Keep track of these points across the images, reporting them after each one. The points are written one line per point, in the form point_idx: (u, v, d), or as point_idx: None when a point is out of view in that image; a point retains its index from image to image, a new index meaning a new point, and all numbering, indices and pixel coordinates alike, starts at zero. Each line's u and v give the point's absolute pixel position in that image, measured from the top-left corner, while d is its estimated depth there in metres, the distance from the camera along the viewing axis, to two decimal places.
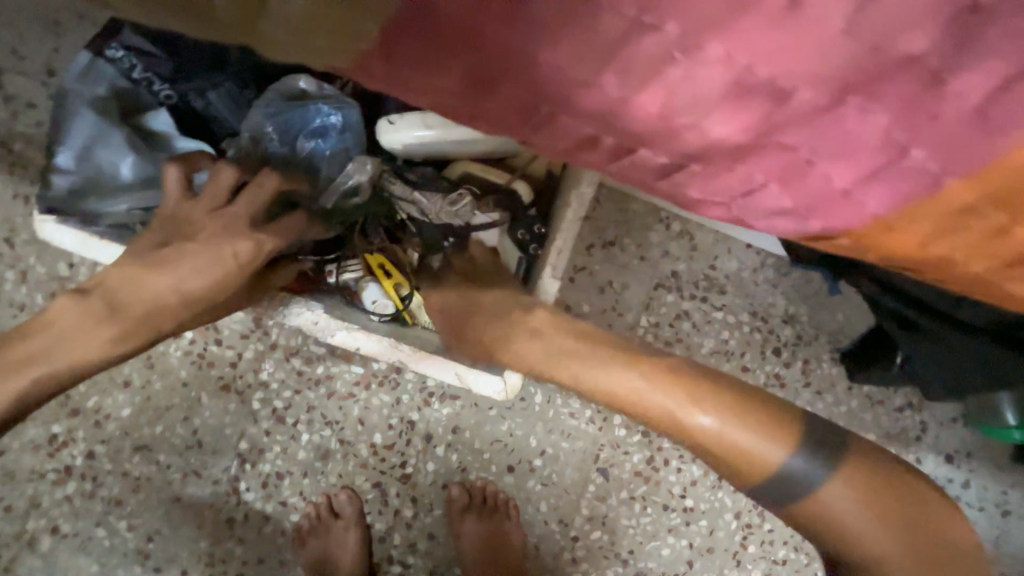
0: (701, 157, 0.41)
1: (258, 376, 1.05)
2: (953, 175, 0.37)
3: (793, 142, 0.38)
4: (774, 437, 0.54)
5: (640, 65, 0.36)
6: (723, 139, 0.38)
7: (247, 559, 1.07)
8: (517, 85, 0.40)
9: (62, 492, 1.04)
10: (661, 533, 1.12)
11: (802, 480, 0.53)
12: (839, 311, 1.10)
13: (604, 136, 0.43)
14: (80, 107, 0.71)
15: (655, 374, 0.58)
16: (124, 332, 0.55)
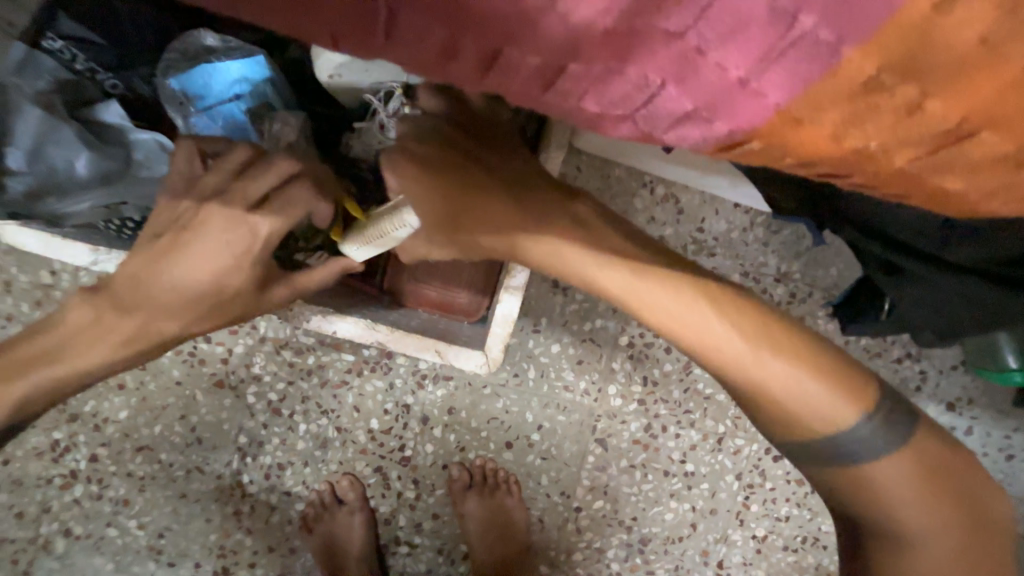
0: (573, 55, 0.29)
1: (250, 370, 1.05)
2: (852, 43, 0.27)
3: (673, 18, 0.27)
4: (850, 401, 0.50)
5: None
6: (588, 25, 0.27)
7: (257, 549, 1.09)
8: None
9: (70, 495, 1.05)
10: (663, 499, 1.13)
11: (860, 449, 0.51)
12: (833, 266, 1.08)
13: (460, 37, 0.30)
14: (22, 102, 0.67)
15: (743, 324, 0.50)
16: (126, 344, 0.58)
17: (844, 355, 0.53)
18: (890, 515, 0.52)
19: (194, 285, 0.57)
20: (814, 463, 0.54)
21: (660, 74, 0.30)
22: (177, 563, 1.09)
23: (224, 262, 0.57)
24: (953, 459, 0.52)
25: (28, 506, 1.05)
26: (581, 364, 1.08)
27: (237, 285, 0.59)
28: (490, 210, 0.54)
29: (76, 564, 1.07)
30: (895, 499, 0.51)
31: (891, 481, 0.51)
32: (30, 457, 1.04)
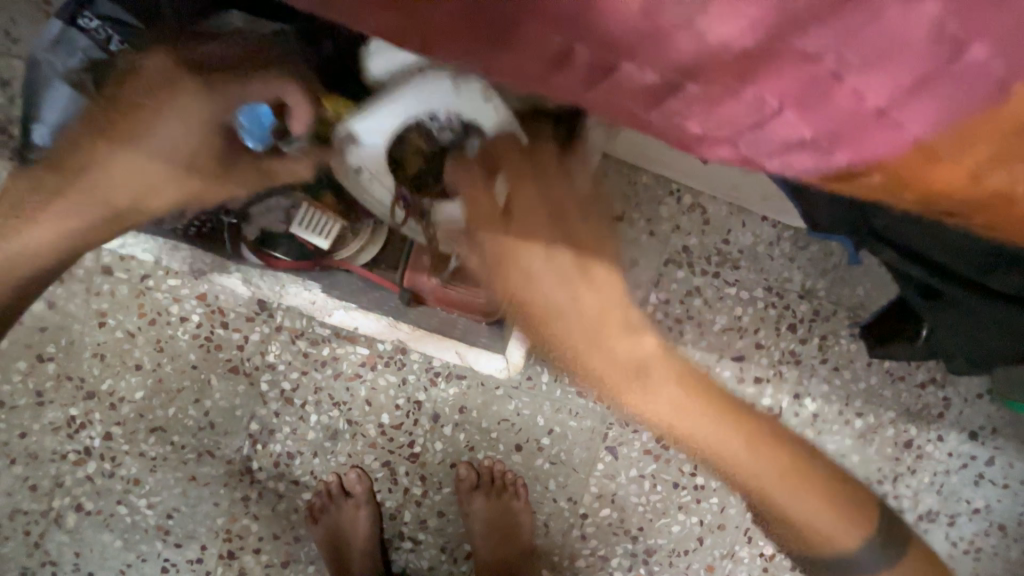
0: (698, 73, 0.31)
1: (265, 358, 1.05)
2: (1015, 77, 0.28)
3: (814, 45, 0.28)
4: (860, 526, 0.52)
5: None
6: (725, 45, 0.29)
7: (263, 535, 1.10)
8: None
9: (83, 471, 1.07)
10: (671, 511, 1.12)
11: (870, 572, 0.52)
12: (860, 285, 1.05)
13: (580, 46, 0.32)
14: (55, 80, 0.64)
15: (771, 467, 0.52)
16: (102, 222, 0.64)
17: (831, 461, 0.57)
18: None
19: (158, 168, 0.62)
20: (822, 574, 0.56)
21: (785, 95, 0.31)
22: (183, 544, 1.09)
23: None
24: (926, 557, 0.58)
25: (42, 479, 1.06)
26: None
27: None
28: (528, 269, 0.59)
29: (85, 539, 1.08)
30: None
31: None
32: (46, 431, 1.06)
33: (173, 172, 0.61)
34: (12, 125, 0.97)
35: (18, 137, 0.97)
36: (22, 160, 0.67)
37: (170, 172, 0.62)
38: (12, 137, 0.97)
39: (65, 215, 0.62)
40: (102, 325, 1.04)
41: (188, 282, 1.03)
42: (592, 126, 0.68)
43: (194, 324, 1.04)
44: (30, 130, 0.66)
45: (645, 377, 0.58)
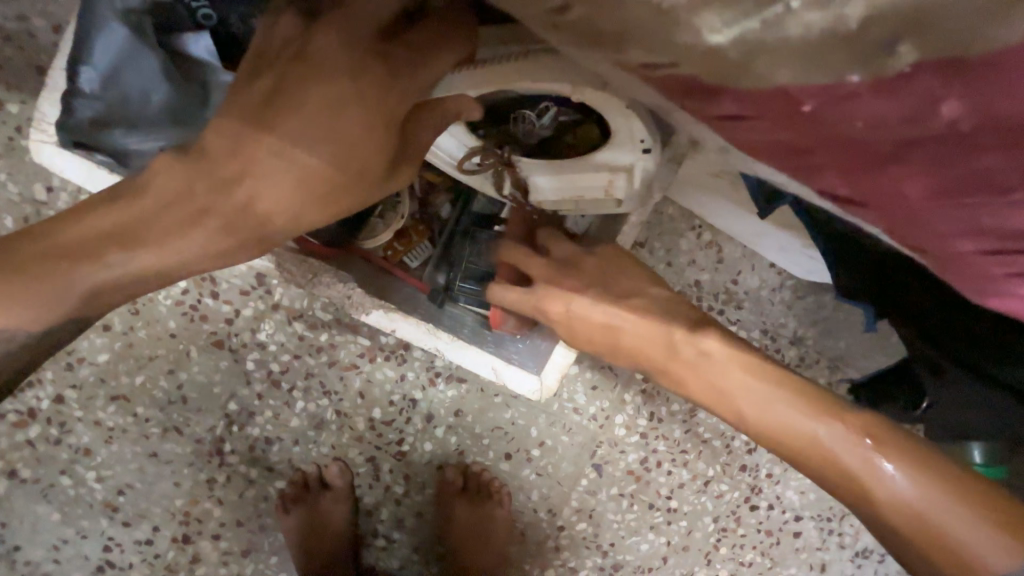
0: (853, 185, 0.34)
1: (255, 336, 0.98)
2: None
3: (951, 191, 0.31)
4: (828, 420, 0.52)
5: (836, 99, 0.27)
6: (888, 175, 0.32)
7: (225, 521, 1.03)
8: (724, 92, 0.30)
9: (23, 435, 0.95)
10: (643, 530, 1.16)
11: (793, 427, 0.54)
12: (842, 339, 1.12)
13: (783, 151, 0.34)
14: (110, 17, 0.57)
15: (728, 374, 0.57)
16: (221, 236, 0.44)
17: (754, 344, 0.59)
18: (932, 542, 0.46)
19: (293, 180, 0.41)
20: (855, 506, 0.51)
21: (999, 267, 0.36)
22: (132, 524, 1.01)
23: (321, 139, 0.40)
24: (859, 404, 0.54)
25: None
26: (594, 389, 1.09)
27: (336, 158, 0.41)
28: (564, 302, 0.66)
29: (16, 508, 0.97)
30: (893, 503, 0.48)
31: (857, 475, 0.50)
32: None
33: (279, 205, 0.43)
34: None
35: None
36: (63, 101, 0.62)
37: (269, 216, 0.43)
38: None
39: (210, 220, 0.43)
40: None
41: None
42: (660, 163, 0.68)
43: (179, 290, 0.95)
44: (73, 72, 0.60)
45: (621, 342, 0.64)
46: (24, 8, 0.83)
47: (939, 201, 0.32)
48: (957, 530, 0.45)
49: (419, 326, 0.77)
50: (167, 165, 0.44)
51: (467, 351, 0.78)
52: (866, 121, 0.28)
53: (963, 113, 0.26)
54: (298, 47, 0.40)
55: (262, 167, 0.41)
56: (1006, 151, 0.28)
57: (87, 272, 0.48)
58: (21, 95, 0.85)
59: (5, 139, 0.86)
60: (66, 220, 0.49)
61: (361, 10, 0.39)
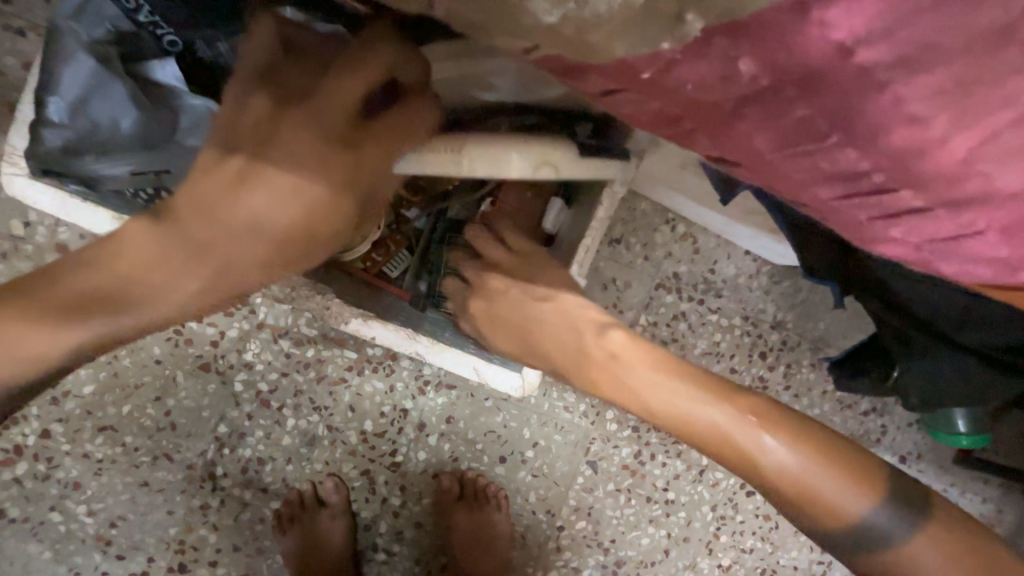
0: (756, 165, 0.36)
1: (241, 356, 0.98)
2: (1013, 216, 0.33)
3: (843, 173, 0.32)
4: (795, 444, 0.54)
5: (708, 94, 0.29)
6: (781, 158, 0.33)
7: (221, 547, 1.02)
8: (634, 92, 0.31)
9: (10, 473, 0.94)
10: (642, 524, 1.16)
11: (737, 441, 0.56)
12: (821, 320, 1.14)
13: (692, 135, 0.35)
14: (77, 48, 0.60)
15: (687, 406, 0.58)
16: (199, 297, 0.47)
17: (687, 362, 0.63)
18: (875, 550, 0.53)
19: (266, 249, 0.44)
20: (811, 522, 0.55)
21: (869, 213, 0.36)
22: (126, 556, 0.99)
23: (289, 216, 0.43)
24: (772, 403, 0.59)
25: None
26: None
27: (304, 232, 0.44)
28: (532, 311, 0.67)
29: (5, 549, 0.96)
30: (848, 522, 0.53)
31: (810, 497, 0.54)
32: None
33: (258, 266, 0.46)
34: None
35: None
36: (29, 134, 0.61)
37: (251, 274, 0.46)
38: None
39: (191, 285, 0.45)
40: None
41: None
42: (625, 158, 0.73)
43: None
44: (40, 103, 0.61)
45: (589, 366, 0.64)
46: None
47: (789, 154, 0.32)
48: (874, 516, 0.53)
49: (398, 333, 0.79)
50: (143, 231, 0.45)
51: (449, 354, 0.80)
52: (694, 84, 0.28)
53: (760, 70, 0.26)
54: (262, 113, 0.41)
55: (235, 230, 0.43)
56: (809, 100, 0.27)
57: (60, 343, 0.46)
58: None
59: None
60: (32, 289, 0.47)
61: (328, 100, 0.40)
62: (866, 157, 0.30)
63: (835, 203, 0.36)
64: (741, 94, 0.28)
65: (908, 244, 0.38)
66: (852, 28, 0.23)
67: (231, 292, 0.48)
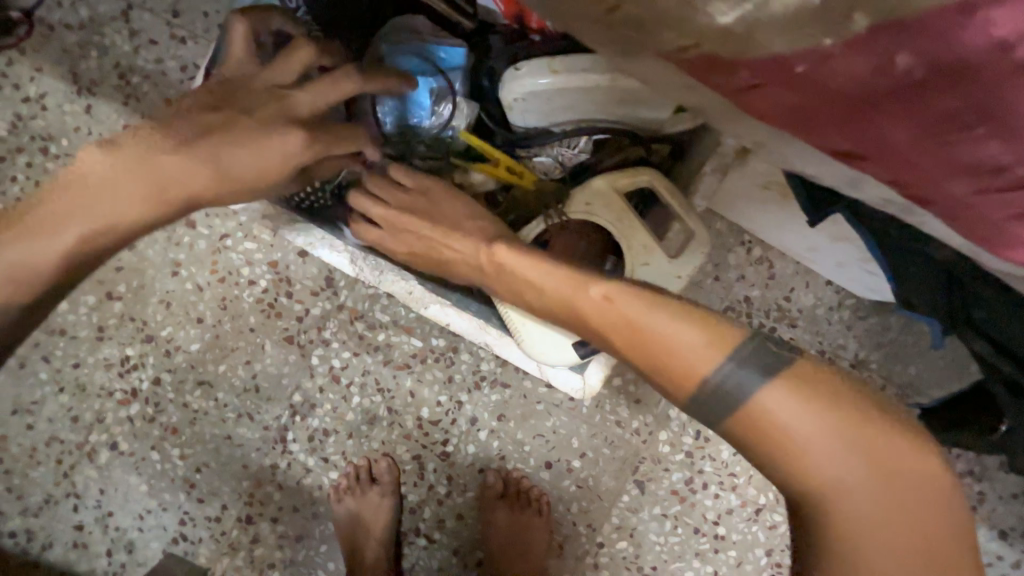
0: (884, 166, 0.41)
1: (320, 333, 1.08)
2: None
3: (965, 177, 0.38)
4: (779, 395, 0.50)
5: (854, 93, 0.35)
6: (908, 157, 0.38)
7: (283, 505, 1.11)
8: (786, 88, 0.37)
9: (125, 411, 1.10)
10: (687, 556, 1.11)
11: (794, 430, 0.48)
12: (912, 365, 1.04)
13: (824, 134, 0.40)
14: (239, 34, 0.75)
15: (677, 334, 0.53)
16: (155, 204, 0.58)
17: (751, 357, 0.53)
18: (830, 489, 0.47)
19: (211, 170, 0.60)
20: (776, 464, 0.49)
21: (1002, 213, 0.39)
22: (205, 500, 1.11)
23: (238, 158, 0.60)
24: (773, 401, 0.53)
25: (85, 412, 1.10)
26: (638, 403, 1.08)
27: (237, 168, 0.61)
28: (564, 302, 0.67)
29: (113, 477, 1.11)
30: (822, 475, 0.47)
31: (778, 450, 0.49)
32: (99, 366, 1.09)
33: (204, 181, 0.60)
34: (131, 72, 1.02)
35: (134, 84, 1.02)
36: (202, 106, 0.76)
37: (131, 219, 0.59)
38: (129, 84, 1.02)
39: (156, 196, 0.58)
40: (174, 275, 1.07)
41: (263, 248, 1.05)
42: (705, 172, 0.72)
43: (260, 289, 1.07)
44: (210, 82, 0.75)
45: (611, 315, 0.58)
46: (162, 53, 1.01)
47: (927, 144, 0.37)
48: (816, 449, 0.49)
49: (471, 322, 0.82)
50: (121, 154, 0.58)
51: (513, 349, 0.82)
52: (842, 76, 0.34)
53: (913, 63, 0.32)
54: (252, 104, 0.61)
55: (109, 175, 0.57)
56: (958, 95, 0.33)
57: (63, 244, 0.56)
58: None
59: None
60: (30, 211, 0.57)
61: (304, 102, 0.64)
62: (1003, 148, 0.35)
63: (969, 200, 0.39)
64: (886, 85, 0.34)
65: None
66: (1009, 29, 0.29)
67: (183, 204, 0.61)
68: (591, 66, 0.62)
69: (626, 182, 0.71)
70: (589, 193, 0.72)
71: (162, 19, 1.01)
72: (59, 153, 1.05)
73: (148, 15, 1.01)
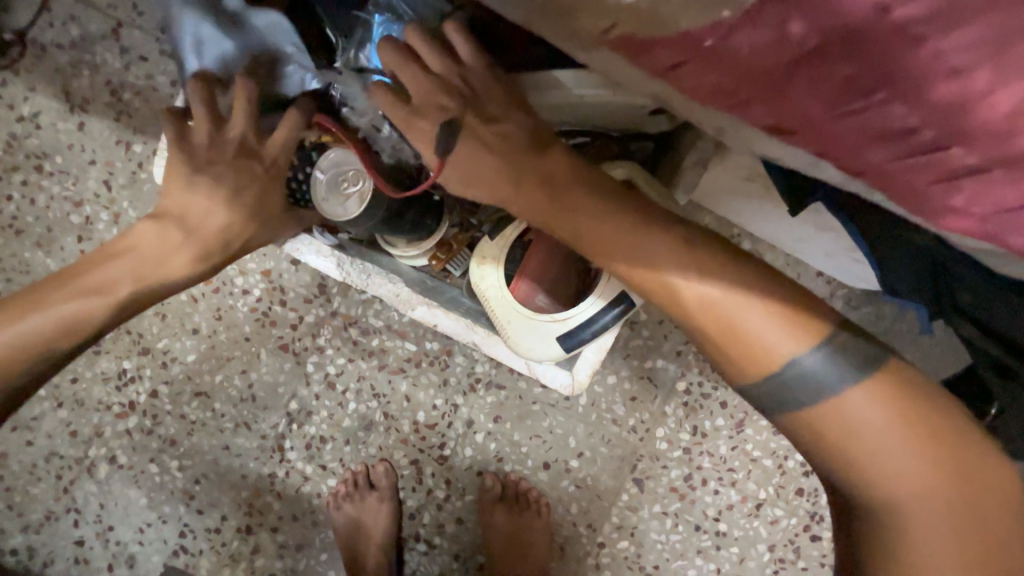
0: (810, 136, 0.40)
1: (315, 340, 1.08)
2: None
3: (883, 144, 0.37)
4: (802, 337, 0.51)
5: (762, 64, 0.36)
6: (825, 126, 0.38)
7: (282, 515, 1.11)
8: (705, 63, 0.39)
9: (123, 425, 1.10)
10: (689, 553, 1.10)
11: (821, 383, 0.50)
12: (907, 354, 1.04)
13: (750, 104, 0.41)
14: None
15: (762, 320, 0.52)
16: (197, 261, 0.69)
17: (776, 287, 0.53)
18: (854, 467, 0.50)
19: (221, 218, 0.68)
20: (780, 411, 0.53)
21: (925, 179, 0.37)
22: (204, 512, 1.11)
23: (235, 198, 0.68)
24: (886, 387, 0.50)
25: (84, 426, 1.10)
26: (633, 401, 1.08)
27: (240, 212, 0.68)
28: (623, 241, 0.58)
29: (112, 491, 1.11)
30: (871, 443, 0.49)
31: (899, 473, 0.48)
32: (97, 380, 1.10)
33: (221, 226, 0.68)
34: (123, 89, 1.04)
35: (126, 100, 1.04)
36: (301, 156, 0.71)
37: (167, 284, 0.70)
38: (121, 100, 1.04)
39: (188, 249, 0.68)
40: None
41: (256, 257, 1.06)
42: (686, 166, 0.75)
43: (254, 298, 1.07)
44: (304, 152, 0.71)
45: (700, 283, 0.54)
46: (152, 69, 1.03)
47: (838, 112, 0.36)
48: (883, 445, 0.49)
49: (459, 322, 0.84)
50: (152, 228, 0.68)
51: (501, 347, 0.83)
52: (748, 47, 0.35)
53: (806, 33, 0.33)
54: (223, 148, 0.67)
55: (150, 249, 0.68)
56: (856, 59, 0.32)
57: (115, 299, 0.66)
58: (144, 137, 1.04)
59: (130, 173, 1.05)
60: (74, 279, 0.66)
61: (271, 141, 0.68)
62: (908, 112, 0.34)
63: (888, 164, 0.38)
64: (786, 56, 0.35)
65: (969, 214, 0.38)
66: None
67: (205, 254, 0.69)
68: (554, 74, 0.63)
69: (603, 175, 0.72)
70: None
71: (151, 36, 1.03)
72: (54, 171, 1.06)
73: (138, 33, 1.03)
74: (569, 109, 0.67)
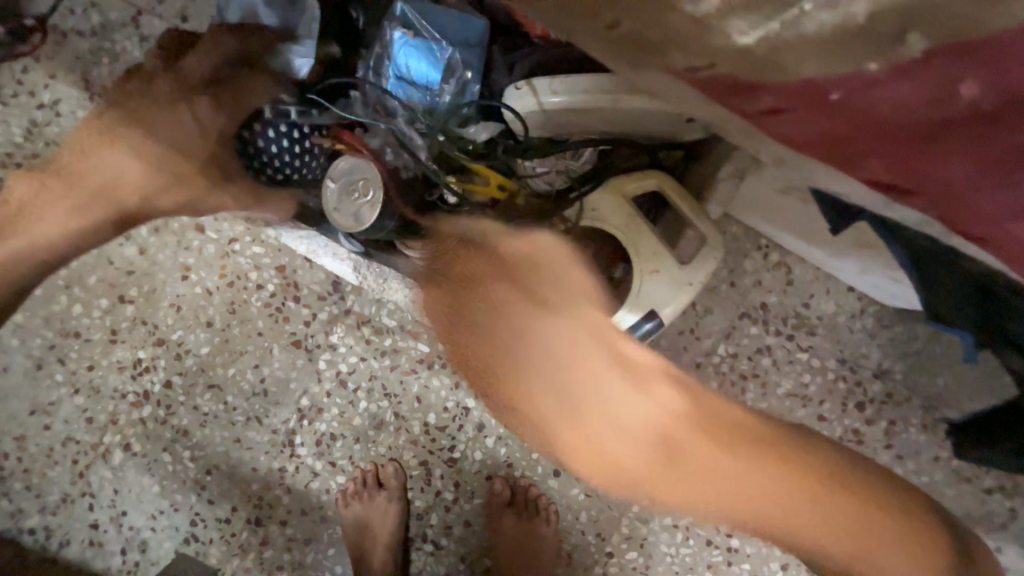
0: (937, 202, 0.36)
1: (328, 338, 1.07)
2: None
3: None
4: (663, 408, 0.75)
5: (908, 118, 0.31)
6: (967, 195, 0.33)
7: (291, 509, 1.12)
8: (823, 116, 0.34)
9: (138, 413, 1.11)
10: (699, 568, 1.08)
11: (686, 449, 0.73)
12: (939, 376, 1.00)
13: (866, 161, 0.36)
14: None
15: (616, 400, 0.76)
16: (79, 211, 0.84)
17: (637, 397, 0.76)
18: (731, 490, 0.73)
19: (123, 174, 0.84)
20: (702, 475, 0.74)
21: None
22: (215, 502, 1.12)
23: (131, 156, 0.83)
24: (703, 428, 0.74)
25: (99, 413, 1.12)
26: None
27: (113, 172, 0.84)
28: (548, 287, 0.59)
29: (126, 477, 1.13)
30: (728, 484, 0.73)
31: (745, 490, 0.72)
32: (112, 369, 1.10)
33: (124, 182, 0.84)
34: None
35: None
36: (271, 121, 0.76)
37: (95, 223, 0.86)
38: None
39: (82, 203, 0.84)
40: (184, 279, 1.07)
41: (271, 252, 1.05)
42: (721, 177, 0.71)
43: (268, 293, 1.07)
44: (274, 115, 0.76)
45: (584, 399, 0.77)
46: None
47: (996, 181, 0.32)
48: (738, 484, 0.72)
49: None
50: (92, 189, 0.84)
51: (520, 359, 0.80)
52: (892, 104, 0.31)
53: (983, 93, 0.29)
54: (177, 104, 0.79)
55: (36, 201, 0.84)
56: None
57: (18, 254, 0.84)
58: None
59: None
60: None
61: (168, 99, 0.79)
62: None
63: None
64: (942, 114, 0.30)
65: None
66: None
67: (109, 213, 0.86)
68: (595, 85, 0.61)
69: (632, 185, 0.71)
70: (595, 200, 0.72)
71: (170, 24, 1.01)
72: None
73: (157, 20, 1.01)
74: (602, 117, 0.65)
